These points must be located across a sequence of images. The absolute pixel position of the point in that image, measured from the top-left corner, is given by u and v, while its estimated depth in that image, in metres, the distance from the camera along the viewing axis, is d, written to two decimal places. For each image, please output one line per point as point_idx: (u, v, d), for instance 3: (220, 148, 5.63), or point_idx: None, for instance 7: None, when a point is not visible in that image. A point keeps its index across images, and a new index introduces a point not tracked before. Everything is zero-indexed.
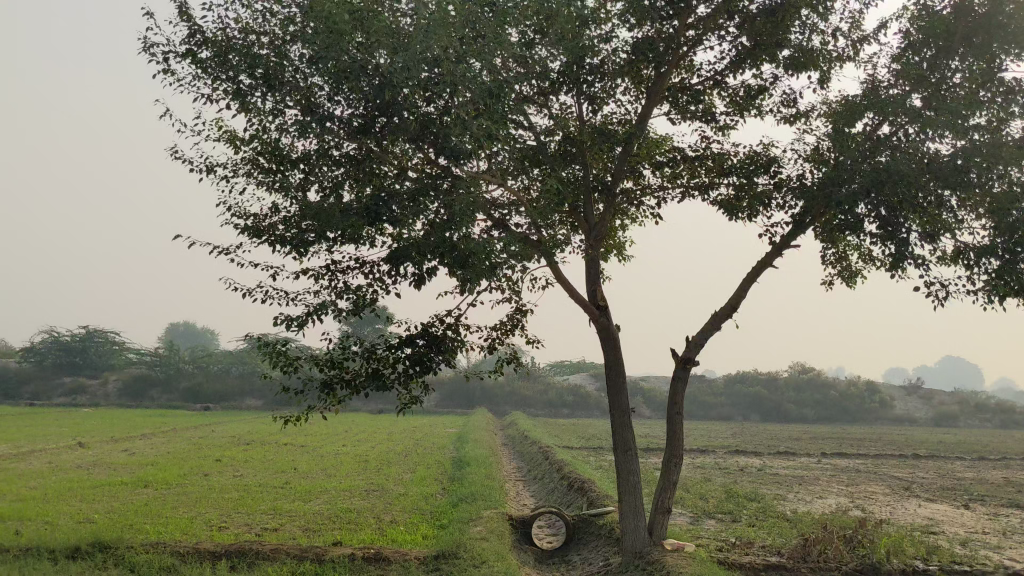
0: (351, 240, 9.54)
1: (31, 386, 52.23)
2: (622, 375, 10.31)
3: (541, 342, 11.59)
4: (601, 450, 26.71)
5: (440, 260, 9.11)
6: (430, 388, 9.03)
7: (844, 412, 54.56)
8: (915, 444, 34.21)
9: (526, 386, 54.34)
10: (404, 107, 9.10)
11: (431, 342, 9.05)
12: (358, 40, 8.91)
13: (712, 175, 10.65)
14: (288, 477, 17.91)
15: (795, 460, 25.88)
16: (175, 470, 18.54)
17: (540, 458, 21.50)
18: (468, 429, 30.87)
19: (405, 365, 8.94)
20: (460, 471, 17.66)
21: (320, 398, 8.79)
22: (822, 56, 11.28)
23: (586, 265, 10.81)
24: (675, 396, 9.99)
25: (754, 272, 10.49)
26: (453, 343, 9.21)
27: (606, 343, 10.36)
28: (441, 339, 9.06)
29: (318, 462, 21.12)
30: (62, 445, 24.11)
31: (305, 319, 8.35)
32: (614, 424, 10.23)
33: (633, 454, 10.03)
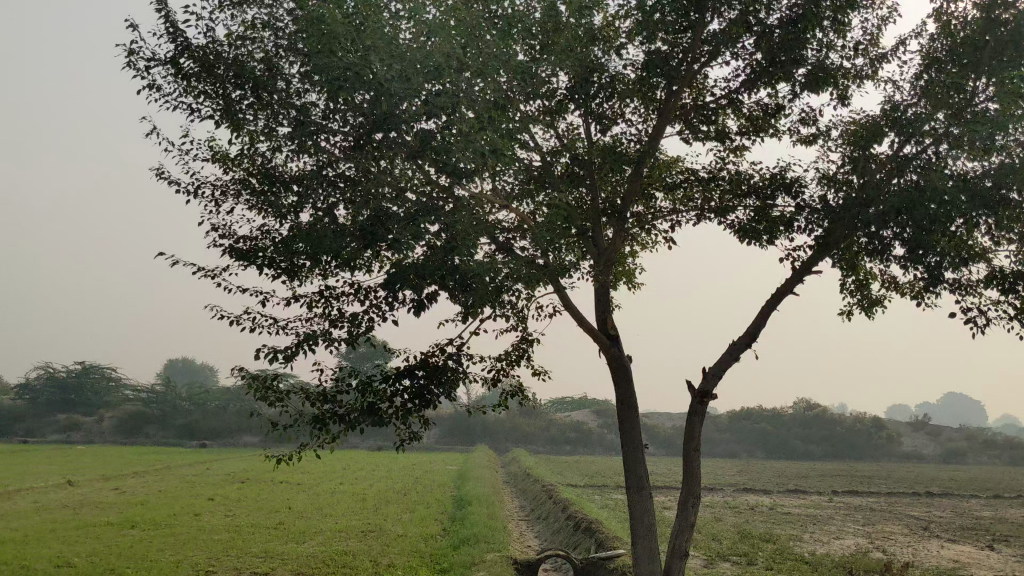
0: (345, 263, 9.00)
1: (25, 423, 51.41)
2: (634, 409, 9.69)
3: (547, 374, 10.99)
4: (606, 488, 25.95)
5: (441, 285, 8.53)
6: (430, 423, 8.40)
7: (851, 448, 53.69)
8: (928, 482, 33.38)
9: (527, 423, 53.51)
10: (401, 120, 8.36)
11: (431, 374, 8.45)
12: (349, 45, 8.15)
13: (729, 197, 10.12)
14: (281, 518, 17.19)
15: (806, 498, 25.13)
16: (163, 510, 17.82)
17: (544, 496, 20.77)
18: (469, 467, 30.10)
19: (404, 398, 8.32)
20: (462, 511, 16.92)
21: (312, 434, 8.16)
22: (840, 74, 10.79)
23: (595, 292, 10.24)
24: (692, 432, 9.36)
25: (774, 299, 9.90)
26: (455, 374, 8.60)
27: (618, 375, 9.75)
28: (442, 371, 8.46)
29: (314, 501, 20.37)
30: (50, 484, 23.38)
31: (296, 348, 7.75)
32: (626, 462, 9.59)
33: (648, 494, 9.37)
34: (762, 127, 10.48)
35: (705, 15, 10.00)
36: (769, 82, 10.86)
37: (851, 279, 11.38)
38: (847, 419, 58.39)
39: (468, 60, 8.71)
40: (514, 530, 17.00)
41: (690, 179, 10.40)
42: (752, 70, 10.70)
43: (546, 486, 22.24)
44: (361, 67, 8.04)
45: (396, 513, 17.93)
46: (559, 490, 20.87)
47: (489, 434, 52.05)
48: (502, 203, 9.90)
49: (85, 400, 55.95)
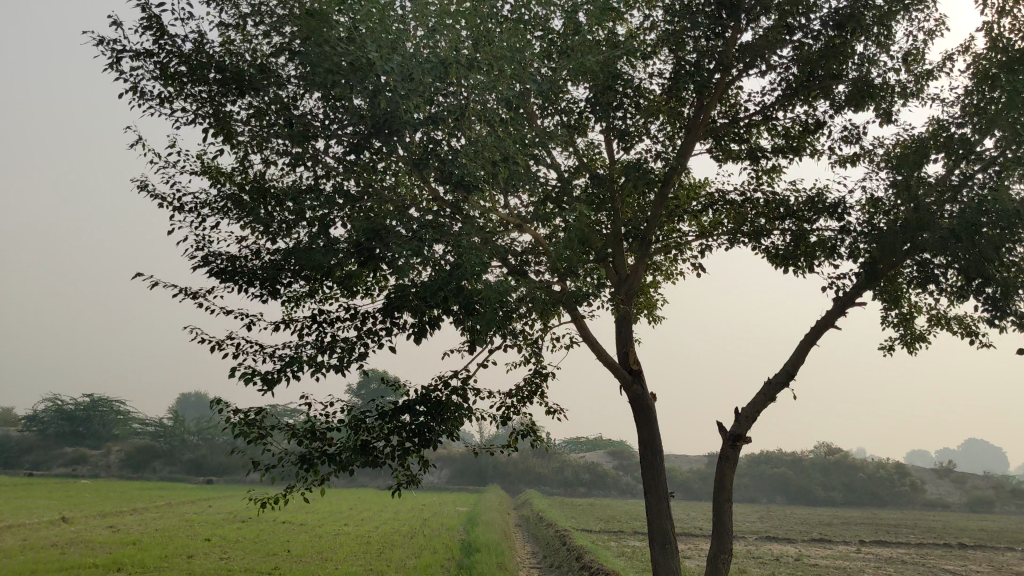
0: (340, 285, 8.19)
1: (31, 456, 50.65)
2: (659, 453, 8.77)
3: (561, 412, 10.10)
4: (622, 534, 24.79)
5: (445, 310, 7.68)
6: (429, 465, 7.51)
7: (873, 495, 52.14)
8: (957, 533, 31.95)
9: (541, 463, 52.28)
10: (401, 123, 7.40)
11: (432, 410, 7.57)
12: (343, 33, 7.23)
13: (763, 221, 9.29)
14: (279, 562, 16.22)
15: (832, 548, 23.89)
16: (156, 550, 16.89)
17: (557, 543, 19.70)
18: (479, 509, 29.02)
19: (401, 436, 7.43)
20: (469, 559, 15.88)
21: (298, 476, 7.27)
22: (884, 91, 9.96)
23: (615, 322, 9.36)
24: (722, 479, 8.42)
25: (813, 334, 9.01)
26: (459, 410, 7.72)
27: (641, 416, 8.83)
28: (445, 406, 7.57)
29: (315, 543, 19.37)
30: (44, 520, 22.50)
31: (280, 378, 6.90)
32: (649, 511, 8.65)
33: (673, 549, 8.41)
34: (799, 146, 9.65)
35: (741, 22, 9.21)
36: (805, 98, 10.06)
37: (894, 312, 10.46)
38: (870, 465, 56.81)
39: (480, 61, 7.92)
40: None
41: (721, 201, 9.56)
42: (788, 85, 9.91)
43: (560, 531, 21.13)
44: (359, 60, 7.12)
45: (400, 559, 16.90)
46: (572, 536, 19.78)
47: (502, 475, 50.84)
48: (517, 223, 9.07)
49: (93, 433, 55.19)
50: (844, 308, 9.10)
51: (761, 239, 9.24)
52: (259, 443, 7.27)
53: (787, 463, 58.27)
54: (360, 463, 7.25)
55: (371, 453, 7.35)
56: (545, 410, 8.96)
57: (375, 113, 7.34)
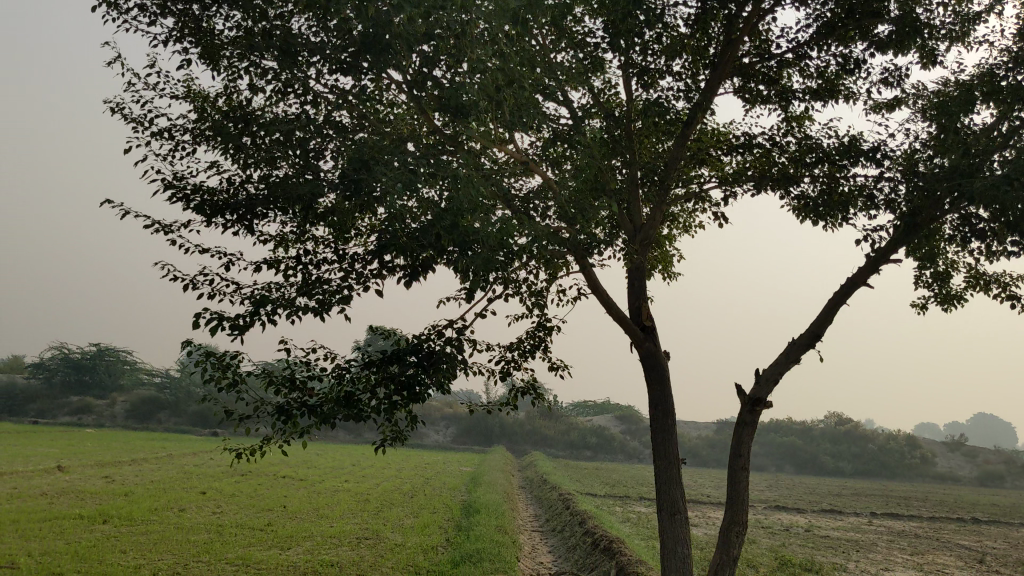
0: (325, 220, 7.50)
1: (37, 403, 50.50)
2: (671, 415, 8.10)
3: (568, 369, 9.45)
4: (628, 499, 24.24)
5: (439, 251, 6.99)
6: (418, 422, 6.87)
7: (883, 467, 51.56)
8: (970, 507, 31.29)
9: (548, 425, 51.83)
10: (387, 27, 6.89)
11: (423, 361, 6.92)
12: None
13: (792, 167, 8.55)
14: (273, 518, 15.69)
15: (843, 520, 23.28)
16: (146, 503, 16.38)
17: (561, 506, 19.16)
18: (484, 470, 28.53)
19: (388, 390, 6.80)
20: (469, 520, 15.31)
21: (275, 428, 6.65)
22: (929, 30, 9.13)
23: (628, 274, 8.64)
24: (739, 445, 7.76)
25: (843, 292, 8.29)
26: (453, 362, 7.05)
27: (653, 375, 8.15)
28: (437, 357, 6.92)
29: (312, 500, 18.88)
30: (39, 468, 22.08)
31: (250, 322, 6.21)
32: (657, 477, 8.01)
33: (682, 519, 7.78)
34: (833, 88, 8.89)
35: None
36: (842, 38, 9.25)
37: (928, 270, 9.72)
38: (880, 436, 56.22)
39: None
40: (526, 543, 15.37)
41: (746, 145, 8.83)
42: (824, 22, 9.09)
43: (564, 495, 20.60)
44: None
45: (398, 518, 16.36)
46: (576, 501, 19.21)
47: (508, 435, 50.45)
48: (525, 163, 8.37)
49: (99, 382, 55.03)
50: (876, 264, 8.38)
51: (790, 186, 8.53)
52: (231, 390, 6.65)
53: (796, 432, 57.73)
54: (343, 417, 6.63)
55: (354, 405, 6.72)
56: (549, 366, 8.29)
57: (364, 16, 6.79)
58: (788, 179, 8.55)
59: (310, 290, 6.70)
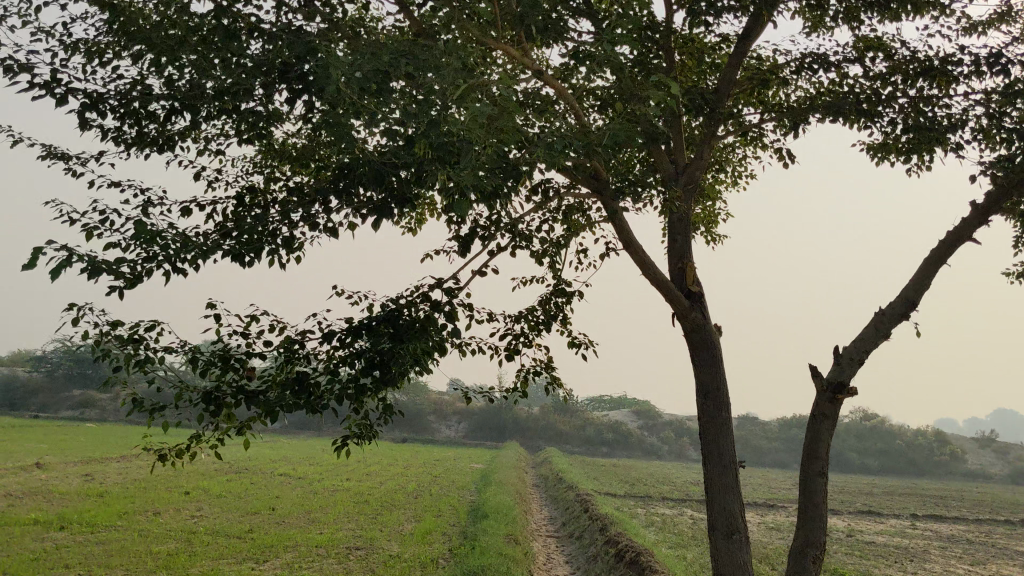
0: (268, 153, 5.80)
1: (38, 397, 49.09)
2: (727, 408, 6.36)
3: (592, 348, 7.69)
4: (650, 500, 22.48)
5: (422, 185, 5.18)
6: (393, 413, 5.14)
7: (911, 464, 49.54)
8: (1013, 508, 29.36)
9: (564, 420, 50.03)
10: None
11: (399, 335, 5.17)
12: None
13: (881, 93, 6.79)
14: (256, 523, 14.00)
15: (884, 522, 21.45)
16: (117, 505, 14.69)
17: (579, 509, 17.35)
18: (495, 467, 26.78)
19: (355, 371, 5.06)
20: (474, 528, 13.57)
21: (202, 421, 4.94)
22: None
23: (667, 226, 6.83)
24: (814, 445, 6.03)
25: (944, 248, 6.60)
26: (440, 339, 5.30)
27: (701, 355, 6.40)
28: (417, 329, 5.17)
29: (305, 501, 17.22)
30: (16, 466, 20.47)
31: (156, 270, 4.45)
32: (708, 484, 6.29)
33: (742, 540, 6.05)
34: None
35: None
36: None
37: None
38: (908, 433, 54.11)
39: None
40: (539, 553, 13.64)
41: (823, 66, 6.99)
42: None
43: (581, 496, 18.79)
44: None
45: (396, 524, 14.59)
46: (596, 503, 17.44)
47: (522, 431, 48.73)
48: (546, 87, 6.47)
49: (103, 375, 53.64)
50: (984, 216, 6.70)
51: (880, 117, 6.86)
52: (139, 371, 4.95)
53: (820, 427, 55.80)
54: (290, 407, 4.88)
55: (308, 391, 4.99)
56: (568, 343, 6.54)
57: None
58: (879, 109, 6.81)
59: (239, 235, 5.02)
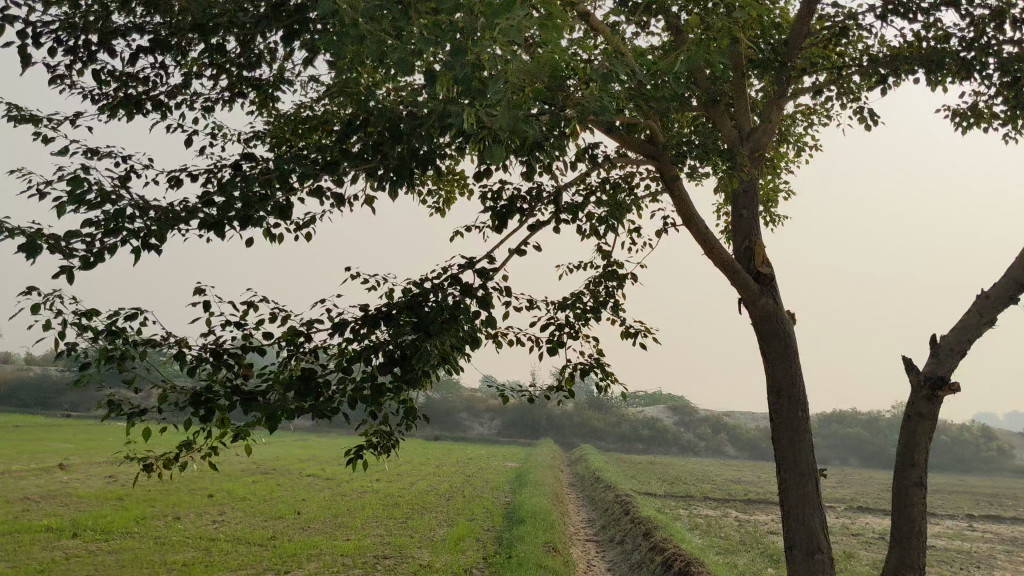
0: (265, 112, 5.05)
1: (70, 395, 49.01)
2: (805, 407, 5.49)
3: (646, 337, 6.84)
4: (691, 500, 21.55)
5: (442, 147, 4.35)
6: (415, 418, 4.33)
7: (957, 460, 48.06)
8: None
9: (598, 416, 49.11)
10: None
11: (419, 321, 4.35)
12: None
13: (978, 39, 5.89)
14: (281, 529, 13.30)
15: (939, 523, 20.36)
16: (136, 510, 14.06)
17: (620, 511, 16.51)
18: (530, 465, 25.96)
19: (368, 365, 4.27)
20: (510, 534, 12.75)
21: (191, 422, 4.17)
22: None
23: (733, 198, 5.95)
24: (909, 450, 5.14)
25: None
26: (472, 327, 4.46)
27: (774, 347, 5.55)
28: (440, 313, 4.33)
29: (333, 504, 16.53)
30: (39, 467, 19.96)
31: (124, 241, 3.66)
32: (782, 496, 5.42)
33: (825, 562, 5.18)
34: None
35: None
36: None
37: None
38: (953, 428, 52.60)
39: None
40: (579, 561, 12.82)
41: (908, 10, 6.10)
42: None
43: (620, 497, 17.95)
44: None
45: (427, 529, 13.81)
46: (637, 504, 16.57)
47: (555, 428, 47.88)
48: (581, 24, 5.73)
49: None
50: None
51: (983, 71, 6.02)
52: (116, 366, 4.20)
53: (861, 422, 54.41)
54: (294, 410, 4.09)
55: (314, 392, 4.21)
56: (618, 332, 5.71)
57: None
58: (981, 62, 5.96)
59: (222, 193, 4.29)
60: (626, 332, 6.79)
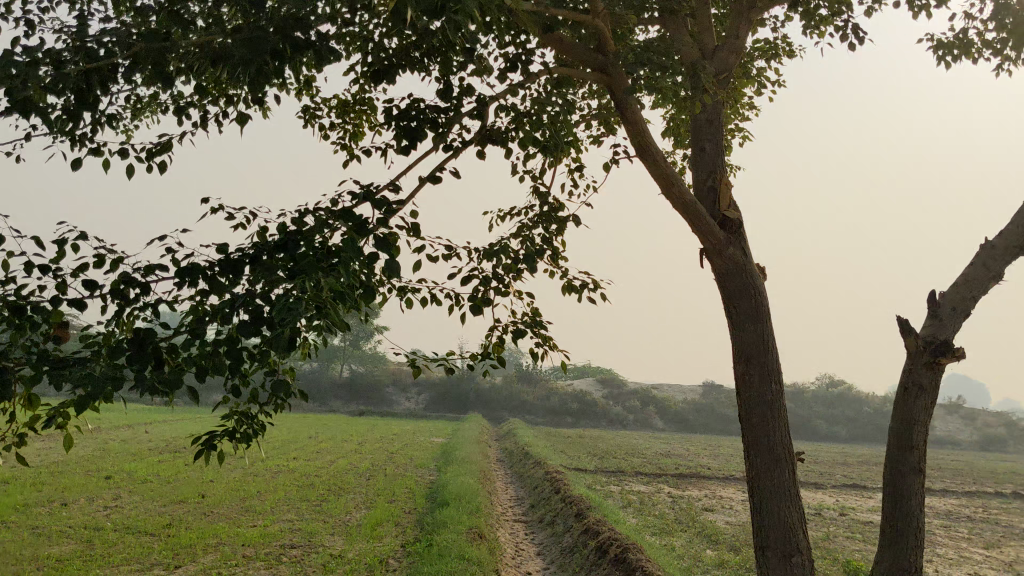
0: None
1: None
2: (779, 380, 4.61)
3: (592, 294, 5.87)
4: (622, 475, 20.87)
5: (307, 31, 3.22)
6: (289, 392, 3.31)
7: (880, 431, 48.65)
8: (992, 476, 28.29)
9: (526, 390, 48.33)
10: None
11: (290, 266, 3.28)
12: None
13: None
14: (180, 515, 12.05)
15: (873, 497, 20.01)
16: (16, 496, 12.63)
17: (549, 489, 15.64)
18: (456, 441, 24.99)
19: (227, 321, 3.23)
20: (432, 518, 11.75)
21: None
22: None
23: (695, 129, 4.99)
24: (904, 429, 4.56)
25: None
26: (365, 275, 3.43)
27: (743, 308, 4.65)
28: (320, 252, 3.28)
29: (242, 485, 15.29)
30: None
31: None
32: (752, 485, 4.55)
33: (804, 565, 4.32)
34: None
35: None
36: None
37: None
38: (875, 400, 53.34)
39: None
40: (506, 546, 11.90)
41: None
42: None
43: (550, 474, 17.06)
44: None
45: (342, 513, 12.70)
46: (568, 482, 15.71)
47: (484, 401, 46.98)
48: None
49: None
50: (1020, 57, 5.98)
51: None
52: None
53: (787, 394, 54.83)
54: (120, 384, 3.03)
55: (153, 357, 3.15)
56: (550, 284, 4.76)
57: None
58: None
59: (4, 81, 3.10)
60: (566, 286, 5.84)
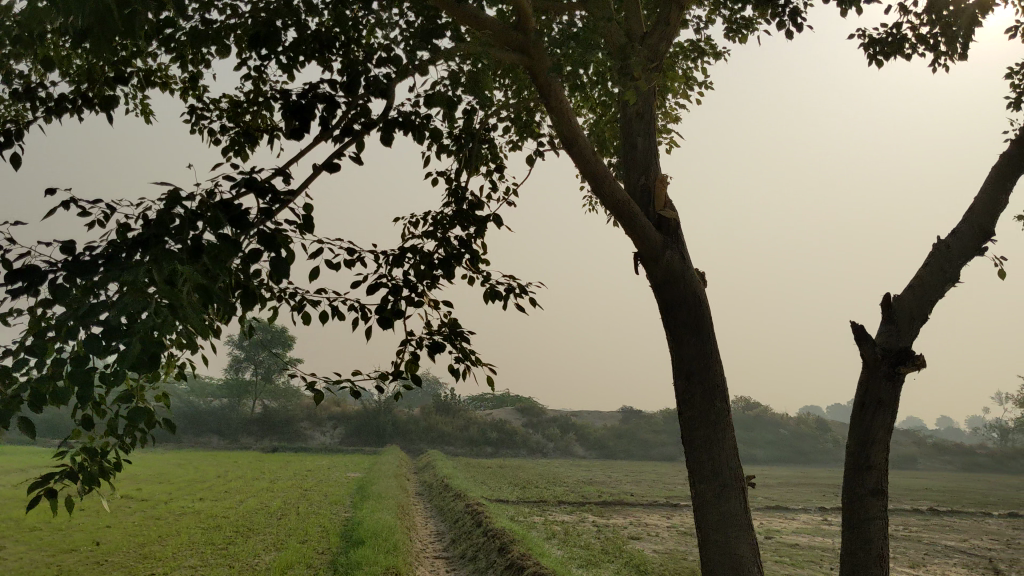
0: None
1: None
2: (723, 397, 4.37)
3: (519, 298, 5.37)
4: (545, 505, 20.40)
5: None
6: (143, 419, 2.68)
7: (796, 452, 49.28)
8: (907, 493, 28.67)
9: (445, 420, 47.55)
10: None
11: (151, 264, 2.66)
12: None
13: None
14: (67, 565, 11.11)
15: (796, 518, 19.93)
16: None
17: (470, 523, 15.05)
18: (373, 475, 24.19)
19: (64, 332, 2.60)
20: (345, 558, 11.08)
21: None
22: None
23: (625, 124, 4.80)
24: (868, 450, 4.58)
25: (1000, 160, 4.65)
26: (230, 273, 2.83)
27: (682, 319, 4.40)
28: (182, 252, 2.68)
29: (142, 530, 14.32)
30: None
31: None
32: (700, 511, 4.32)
33: None
34: None
35: None
36: None
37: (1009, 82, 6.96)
38: (790, 421, 54.09)
39: None
40: None
41: None
42: None
43: (471, 507, 16.47)
44: None
45: (247, 557, 11.87)
46: (489, 514, 15.16)
47: (401, 434, 46.05)
48: None
49: None
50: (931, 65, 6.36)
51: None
52: None
53: None
54: None
55: None
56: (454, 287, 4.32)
57: None
58: None
59: None
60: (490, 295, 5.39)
